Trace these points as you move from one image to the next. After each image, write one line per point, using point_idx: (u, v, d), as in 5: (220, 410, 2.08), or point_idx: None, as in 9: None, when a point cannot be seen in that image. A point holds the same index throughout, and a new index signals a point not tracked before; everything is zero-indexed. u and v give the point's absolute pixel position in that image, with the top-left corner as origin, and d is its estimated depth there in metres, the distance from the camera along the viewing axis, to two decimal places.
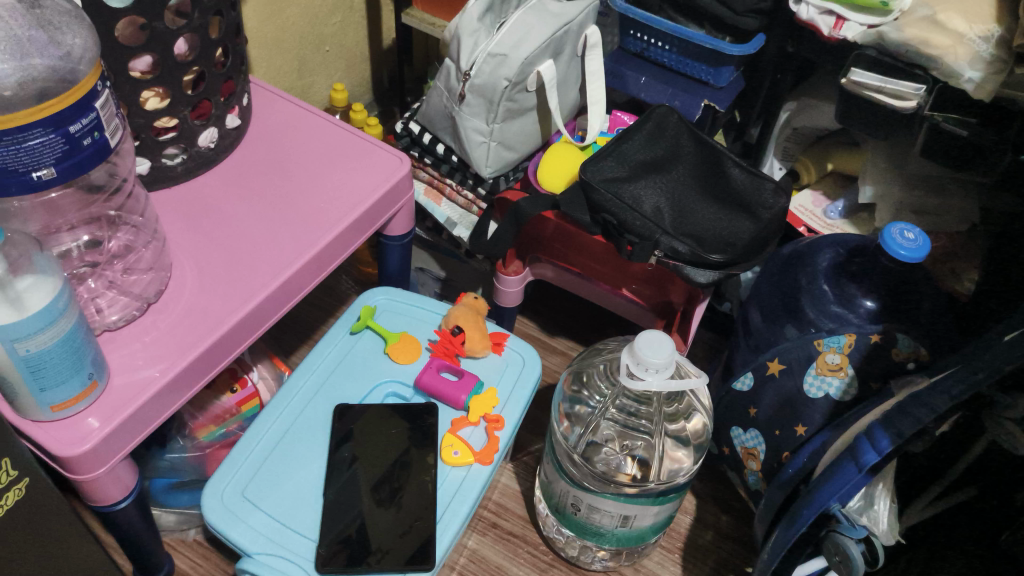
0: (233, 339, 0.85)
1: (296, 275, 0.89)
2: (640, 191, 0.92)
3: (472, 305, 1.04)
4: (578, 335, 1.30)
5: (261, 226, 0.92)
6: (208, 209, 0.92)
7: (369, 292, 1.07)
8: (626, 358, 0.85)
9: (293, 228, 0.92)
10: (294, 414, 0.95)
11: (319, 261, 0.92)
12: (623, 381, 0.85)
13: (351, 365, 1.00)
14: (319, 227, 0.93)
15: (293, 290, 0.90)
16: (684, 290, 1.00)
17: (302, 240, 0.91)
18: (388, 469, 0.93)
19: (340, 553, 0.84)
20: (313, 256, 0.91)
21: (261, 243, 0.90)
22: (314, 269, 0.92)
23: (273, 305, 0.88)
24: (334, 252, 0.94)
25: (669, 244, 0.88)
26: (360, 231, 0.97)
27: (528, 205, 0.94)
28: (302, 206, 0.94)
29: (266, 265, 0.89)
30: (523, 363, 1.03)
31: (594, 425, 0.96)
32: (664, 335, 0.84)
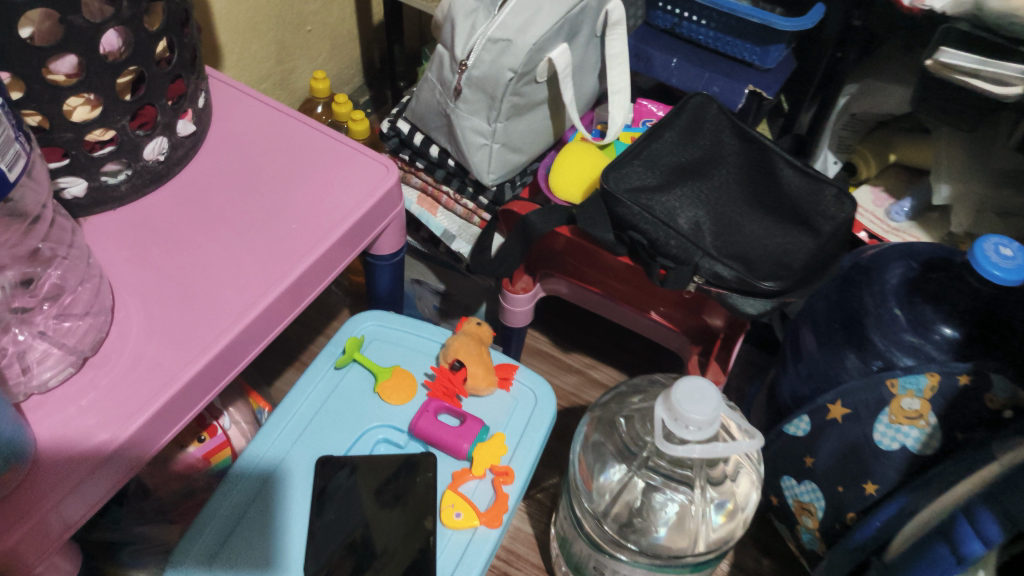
0: (192, 393, 0.70)
1: (267, 312, 0.75)
2: (675, 203, 0.76)
3: (474, 333, 0.90)
4: (595, 350, 1.16)
5: (223, 252, 0.77)
6: (162, 236, 0.78)
7: (356, 320, 0.92)
8: (665, 411, 0.70)
9: (262, 254, 0.77)
10: (268, 470, 0.80)
11: (294, 293, 0.78)
12: (657, 443, 0.70)
13: (335, 407, 0.85)
14: (293, 252, 0.78)
15: (264, 329, 0.76)
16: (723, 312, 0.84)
17: (271, 268, 0.76)
18: (379, 511, 0.79)
19: (346, 561, 0.75)
20: (286, 288, 0.76)
21: (223, 273, 0.76)
22: (289, 303, 0.77)
23: (240, 349, 0.74)
24: (312, 281, 0.80)
25: (711, 268, 0.72)
26: (342, 253, 0.82)
27: (538, 220, 0.78)
28: (273, 227, 0.79)
29: (228, 301, 0.74)
30: (535, 403, 0.88)
31: (626, 479, 0.80)
32: (711, 384, 0.69)
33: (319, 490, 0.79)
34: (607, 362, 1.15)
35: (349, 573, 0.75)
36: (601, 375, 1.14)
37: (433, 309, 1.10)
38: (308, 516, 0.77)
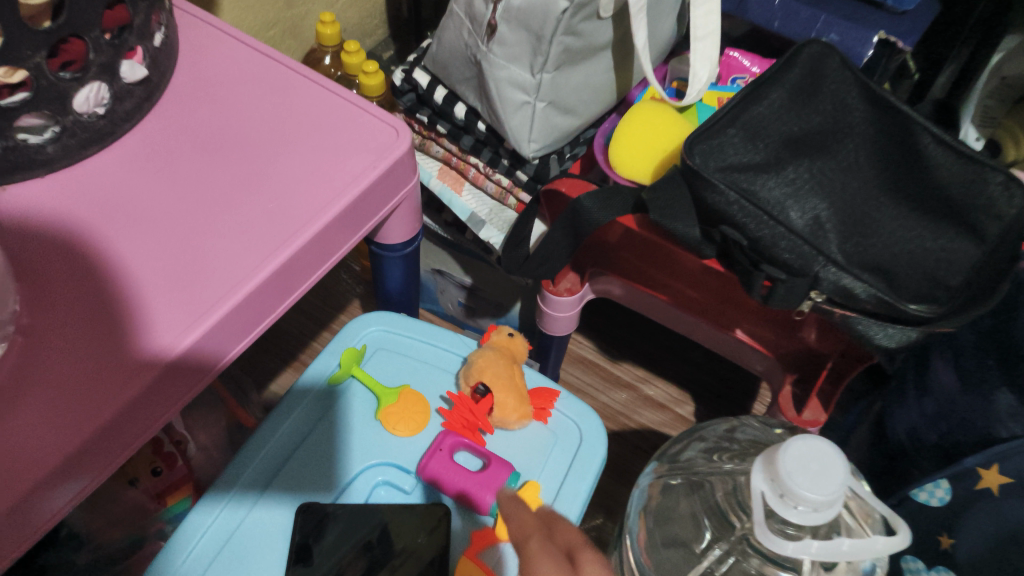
0: (89, 465, 0.43)
1: (214, 335, 0.47)
2: (786, 191, 0.55)
3: (505, 348, 0.70)
4: (649, 361, 0.97)
5: (150, 241, 0.49)
6: (58, 215, 0.49)
7: (358, 323, 0.73)
8: (767, 482, 0.50)
9: (213, 243, 0.49)
10: (234, 522, 0.61)
11: (259, 307, 0.50)
12: (757, 537, 0.47)
13: (322, 438, 0.66)
14: (260, 241, 0.50)
15: (210, 362, 0.47)
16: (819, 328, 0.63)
17: (225, 264, 0.48)
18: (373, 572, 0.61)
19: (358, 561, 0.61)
20: (247, 299, 0.48)
21: (146, 273, 0.47)
22: (249, 321, 0.49)
23: (174, 390, 0.46)
24: (288, 287, 0.52)
25: (834, 282, 0.52)
26: (331, 247, 0.54)
27: (594, 204, 0.58)
28: (240, 202, 0.52)
29: (152, 318, 0.46)
30: (580, 442, 0.68)
31: (704, 572, 0.57)
32: (835, 449, 0.49)
33: (300, 548, 0.60)
34: (662, 377, 0.96)
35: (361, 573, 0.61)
36: (655, 392, 0.94)
37: (458, 306, 0.93)
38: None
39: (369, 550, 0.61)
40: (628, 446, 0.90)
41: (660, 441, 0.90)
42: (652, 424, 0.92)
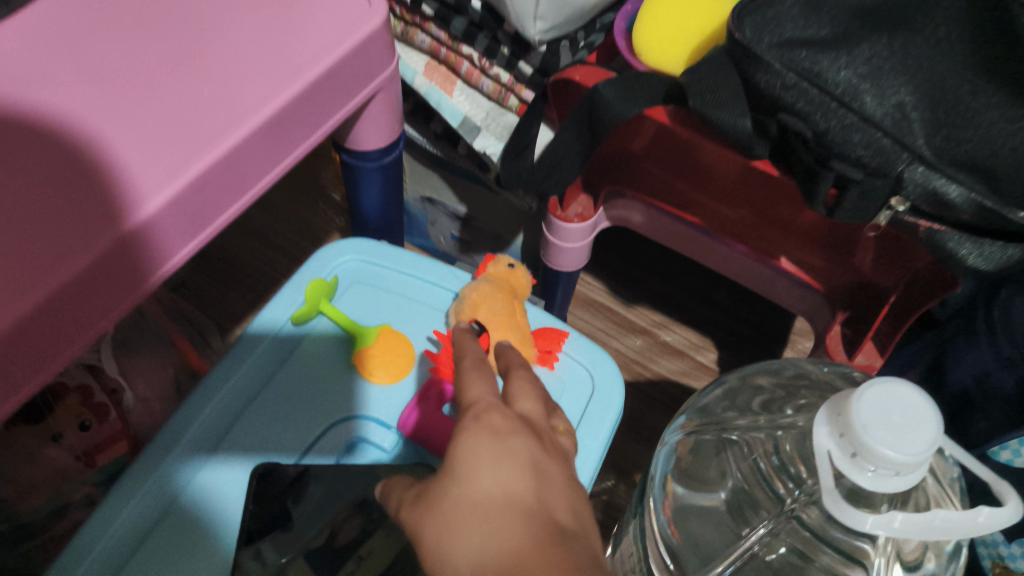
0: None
1: (139, 242, 0.38)
2: (859, 71, 0.42)
3: (501, 281, 0.59)
4: (667, 304, 0.86)
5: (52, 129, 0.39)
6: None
7: (327, 253, 0.62)
8: (832, 437, 0.39)
9: (132, 131, 0.40)
10: (180, 482, 0.51)
11: (197, 210, 0.40)
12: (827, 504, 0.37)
13: (285, 384, 0.56)
14: (197, 128, 0.40)
15: (134, 278, 0.38)
16: (876, 254, 0.52)
17: (150, 158, 0.39)
18: (350, 543, 0.49)
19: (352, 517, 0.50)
20: (182, 198, 0.39)
21: (47, 166, 0.38)
22: (185, 229, 0.40)
23: (99, 304, 0.37)
24: (234, 189, 0.43)
25: (927, 183, 0.41)
26: (287, 141, 0.45)
27: (613, 92, 0.47)
28: (177, 82, 0.42)
29: (56, 220, 0.36)
30: (592, 391, 0.57)
31: (746, 550, 0.48)
32: (924, 399, 0.38)
33: (263, 510, 0.49)
34: (681, 321, 0.85)
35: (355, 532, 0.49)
36: (673, 338, 0.84)
37: (451, 239, 0.83)
38: (253, 556, 0.47)
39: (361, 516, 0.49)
40: (642, 398, 0.80)
41: (677, 393, 0.80)
42: (669, 373, 0.82)
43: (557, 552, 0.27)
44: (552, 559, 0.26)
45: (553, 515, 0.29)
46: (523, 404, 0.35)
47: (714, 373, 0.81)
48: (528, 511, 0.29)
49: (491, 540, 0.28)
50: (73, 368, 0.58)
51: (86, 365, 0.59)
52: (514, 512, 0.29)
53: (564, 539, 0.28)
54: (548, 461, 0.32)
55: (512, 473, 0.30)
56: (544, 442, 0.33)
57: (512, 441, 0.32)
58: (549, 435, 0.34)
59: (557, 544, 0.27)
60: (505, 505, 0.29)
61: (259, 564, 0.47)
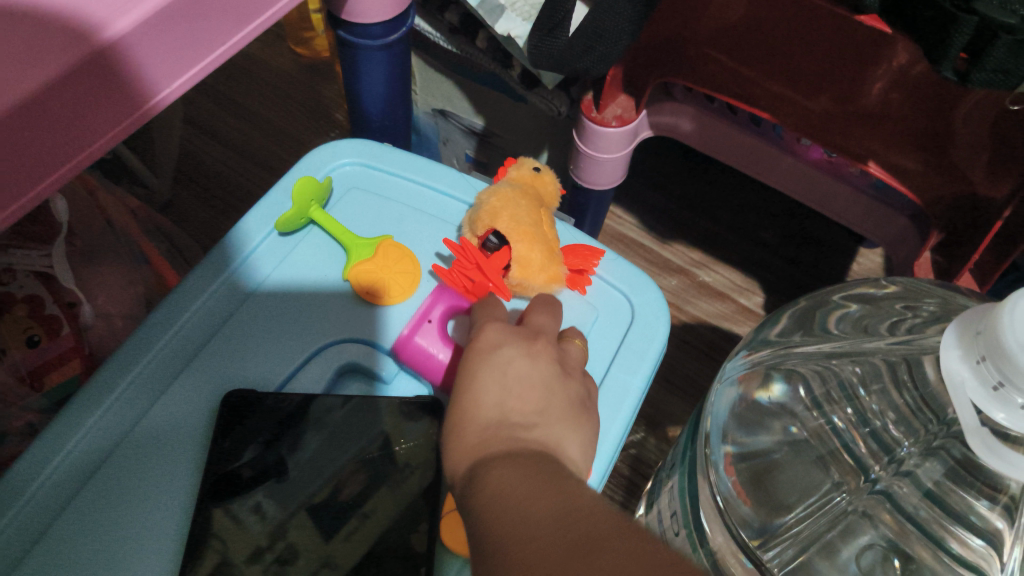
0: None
1: (101, 74, 0.25)
2: None
3: (528, 186, 0.49)
4: (705, 240, 0.76)
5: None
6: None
7: (320, 153, 0.53)
8: (968, 363, 0.30)
9: None
10: (133, 415, 0.42)
11: (192, 39, 0.28)
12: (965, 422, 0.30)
13: (263, 303, 0.46)
14: None
15: (100, 125, 0.26)
16: (993, 154, 0.42)
17: None
18: (354, 500, 0.40)
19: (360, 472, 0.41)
20: (179, 12, 0.26)
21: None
22: (177, 65, 0.28)
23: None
24: (240, 15, 0.29)
25: None
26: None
27: None
28: None
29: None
30: (631, 320, 0.48)
31: (821, 515, 0.41)
32: None
33: (247, 443, 0.40)
34: (722, 260, 0.75)
35: (362, 488, 0.40)
36: (713, 280, 0.74)
37: (465, 161, 0.73)
38: (251, 508, 0.39)
39: (370, 461, 0.41)
40: (677, 342, 0.71)
41: (715, 337, 0.71)
42: (708, 316, 0.72)
43: (507, 448, 0.31)
44: (501, 455, 0.30)
45: (510, 419, 0.32)
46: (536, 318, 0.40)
47: (760, 317, 0.72)
48: (495, 415, 0.33)
49: (462, 448, 0.32)
50: (21, 276, 0.51)
51: (36, 272, 0.51)
52: (491, 429, 0.32)
53: (517, 437, 0.32)
54: (540, 363, 0.36)
55: (495, 384, 0.34)
56: (540, 343, 0.37)
57: (506, 349, 0.36)
58: (552, 340, 0.38)
59: (507, 440, 0.31)
60: (479, 408, 0.33)
61: (258, 521, 0.39)
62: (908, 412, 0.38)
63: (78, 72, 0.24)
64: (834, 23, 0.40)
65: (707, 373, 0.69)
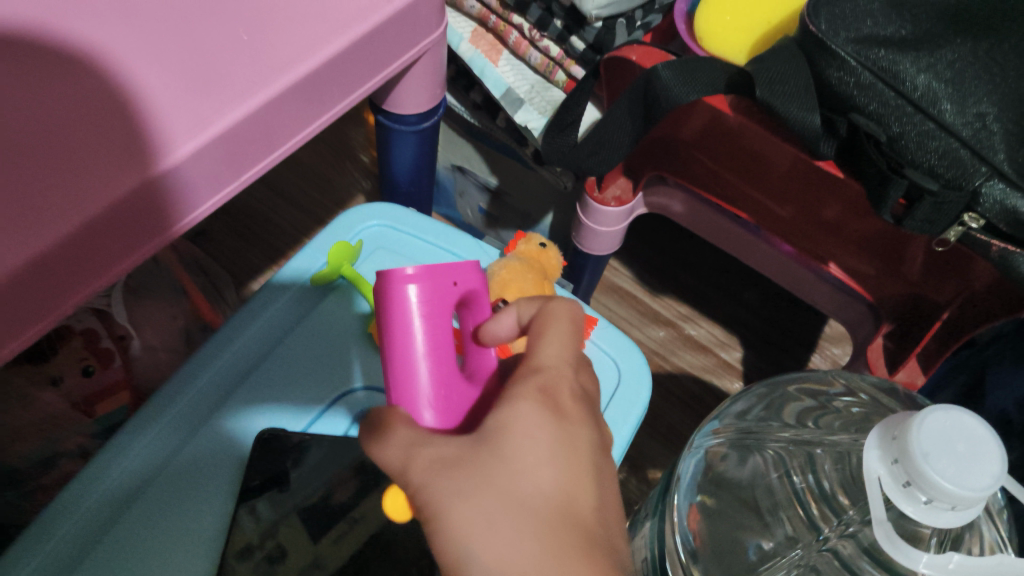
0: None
1: (150, 201, 0.34)
2: (938, 77, 0.41)
3: (534, 260, 0.56)
4: (693, 296, 0.83)
5: (57, 52, 0.35)
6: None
7: (353, 212, 0.60)
8: (885, 462, 0.37)
9: (155, 76, 0.36)
10: (180, 439, 0.48)
11: (249, 144, 0.38)
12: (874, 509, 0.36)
13: (293, 350, 0.53)
14: (247, 61, 0.37)
15: (180, 208, 0.36)
16: (933, 265, 0.49)
17: (186, 100, 0.35)
18: (346, 504, 0.47)
19: (348, 479, 0.48)
20: (241, 128, 0.36)
21: (40, 92, 0.34)
22: (237, 164, 0.38)
23: (103, 259, 0.33)
24: (257, 152, 0.39)
25: (1005, 201, 0.38)
26: (319, 102, 0.41)
27: (674, 79, 0.44)
28: (201, 15, 0.38)
29: (66, 168, 0.32)
30: (619, 383, 0.55)
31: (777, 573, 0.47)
32: (988, 428, 0.35)
33: (259, 463, 0.47)
34: (708, 315, 0.82)
35: (353, 493, 0.47)
36: (698, 333, 0.81)
37: (478, 212, 0.80)
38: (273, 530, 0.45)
39: (363, 469, 0.48)
40: (662, 392, 0.78)
41: (698, 389, 0.78)
42: (691, 368, 0.79)
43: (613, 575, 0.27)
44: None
45: (598, 525, 0.28)
46: (584, 376, 0.32)
47: (737, 372, 0.79)
48: (583, 512, 0.28)
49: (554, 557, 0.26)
50: (80, 311, 0.56)
51: (94, 309, 0.57)
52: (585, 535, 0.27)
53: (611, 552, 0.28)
54: (603, 457, 0.31)
55: (584, 475, 0.29)
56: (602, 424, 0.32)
57: (579, 428, 0.30)
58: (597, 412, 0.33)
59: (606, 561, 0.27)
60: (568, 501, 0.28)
61: (254, 522, 0.45)
62: (852, 481, 0.43)
63: (135, 200, 0.33)
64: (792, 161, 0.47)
65: (687, 423, 0.76)
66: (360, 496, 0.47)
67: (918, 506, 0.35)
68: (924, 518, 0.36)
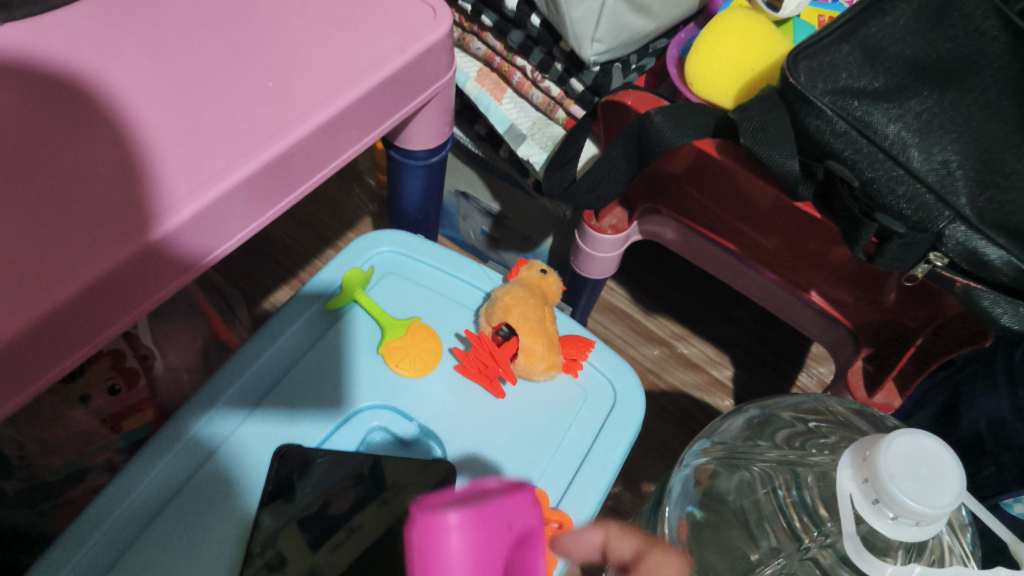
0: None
1: (176, 240, 0.37)
2: (909, 126, 0.45)
3: (535, 286, 0.60)
4: (685, 316, 0.87)
5: (102, 103, 0.40)
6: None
7: (365, 240, 0.63)
8: (856, 481, 0.40)
9: (165, 143, 0.39)
10: (204, 453, 0.51)
11: (251, 199, 0.41)
12: (844, 534, 0.39)
13: (308, 371, 0.56)
14: (250, 124, 0.40)
15: (187, 260, 0.39)
16: (908, 297, 0.52)
17: (192, 163, 0.38)
18: (344, 514, 0.49)
19: (348, 490, 0.50)
20: (242, 186, 0.39)
21: (84, 139, 0.38)
22: (241, 217, 0.41)
23: (114, 309, 0.36)
24: (259, 206, 0.42)
25: (963, 244, 0.43)
26: (320, 157, 0.44)
27: (666, 124, 0.47)
28: (212, 85, 0.42)
29: (89, 222, 0.36)
30: (613, 403, 0.58)
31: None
32: (950, 452, 0.38)
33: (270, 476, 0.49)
34: (699, 335, 0.86)
35: (351, 503, 0.50)
36: (690, 351, 0.85)
37: (480, 235, 0.84)
38: (276, 538, 0.48)
39: (361, 479, 0.50)
40: (655, 408, 0.81)
41: (690, 406, 0.81)
42: (683, 385, 0.83)
43: None
44: None
45: None
46: None
47: (727, 389, 0.82)
48: None
49: None
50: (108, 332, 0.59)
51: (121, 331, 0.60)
52: None
53: None
54: None
55: None
56: None
57: None
58: None
59: None
60: None
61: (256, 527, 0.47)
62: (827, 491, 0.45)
63: (146, 251, 0.36)
64: (774, 202, 0.51)
65: (679, 438, 0.79)
66: (360, 505, 0.50)
67: (893, 522, 0.38)
68: (895, 531, 0.39)
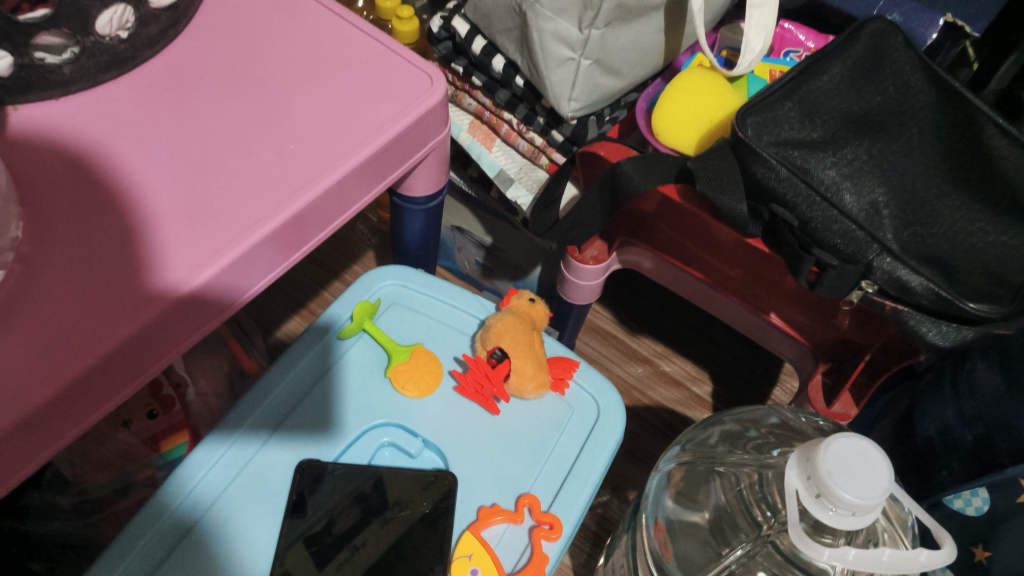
0: (63, 420, 0.41)
1: (202, 292, 0.44)
2: (843, 172, 0.53)
3: (524, 314, 0.66)
4: (667, 337, 0.94)
5: (150, 168, 0.47)
6: (56, 139, 0.48)
7: (372, 275, 0.70)
8: (802, 479, 0.47)
9: (192, 211, 0.46)
10: (236, 469, 0.57)
11: (263, 258, 0.47)
12: (792, 528, 0.45)
13: (323, 395, 0.62)
14: (264, 194, 0.47)
15: (209, 311, 0.46)
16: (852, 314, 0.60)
17: (214, 230, 0.45)
18: (347, 533, 0.56)
19: (351, 508, 0.57)
20: (255, 249, 0.46)
21: (136, 201, 0.46)
22: (255, 274, 0.48)
23: (148, 355, 0.43)
24: (271, 262, 0.49)
25: (888, 272, 0.50)
26: (326, 217, 0.51)
27: (634, 172, 0.54)
28: (234, 157, 0.49)
29: (130, 283, 0.43)
30: (597, 418, 0.64)
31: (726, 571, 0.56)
32: (881, 453, 0.45)
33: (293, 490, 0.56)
34: (681, 354, 0.93)
35: (355, 520, 0.56)
36: (672, 369, 0.92)
37: (476, 265, 0.91)
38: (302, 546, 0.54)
39: (364, 500, 0.57)
40: (639, 421, 0.88)
41: (672, 419, 0.88)
42: (666, 401, 0.89)
43: None
44: None
45: None
46: None
47: (706, 403, 0.89)
48: None
49: None
50: None
51: None
52: None
53: None
54: None
55: None
56: None
57: None
58: None
59: None
60: None
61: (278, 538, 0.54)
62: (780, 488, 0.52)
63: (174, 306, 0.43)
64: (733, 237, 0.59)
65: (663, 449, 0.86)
66: (366, 519, 0.56)
67: (835, 514, 0.45)
68: (835, 522, 0.45)
